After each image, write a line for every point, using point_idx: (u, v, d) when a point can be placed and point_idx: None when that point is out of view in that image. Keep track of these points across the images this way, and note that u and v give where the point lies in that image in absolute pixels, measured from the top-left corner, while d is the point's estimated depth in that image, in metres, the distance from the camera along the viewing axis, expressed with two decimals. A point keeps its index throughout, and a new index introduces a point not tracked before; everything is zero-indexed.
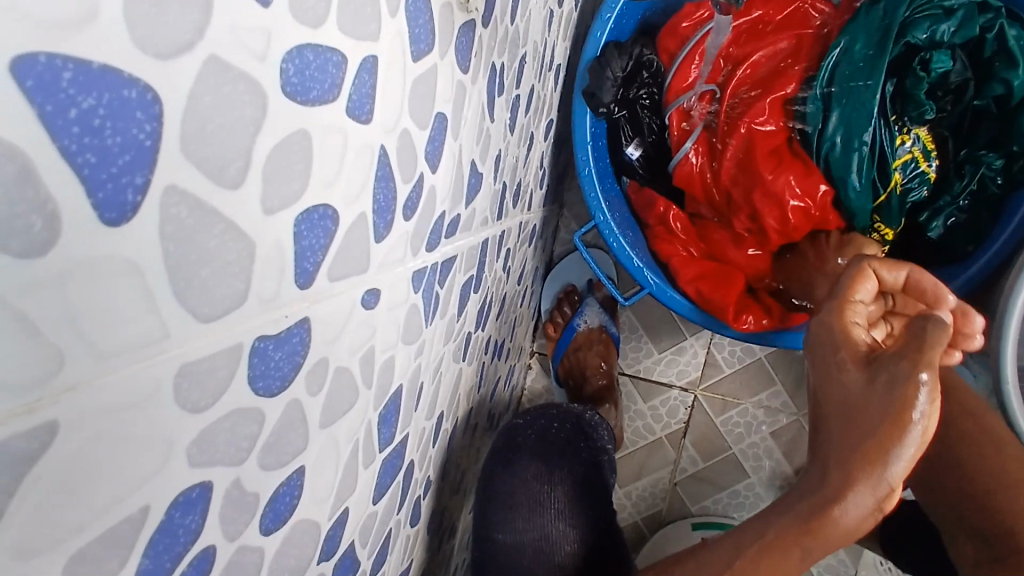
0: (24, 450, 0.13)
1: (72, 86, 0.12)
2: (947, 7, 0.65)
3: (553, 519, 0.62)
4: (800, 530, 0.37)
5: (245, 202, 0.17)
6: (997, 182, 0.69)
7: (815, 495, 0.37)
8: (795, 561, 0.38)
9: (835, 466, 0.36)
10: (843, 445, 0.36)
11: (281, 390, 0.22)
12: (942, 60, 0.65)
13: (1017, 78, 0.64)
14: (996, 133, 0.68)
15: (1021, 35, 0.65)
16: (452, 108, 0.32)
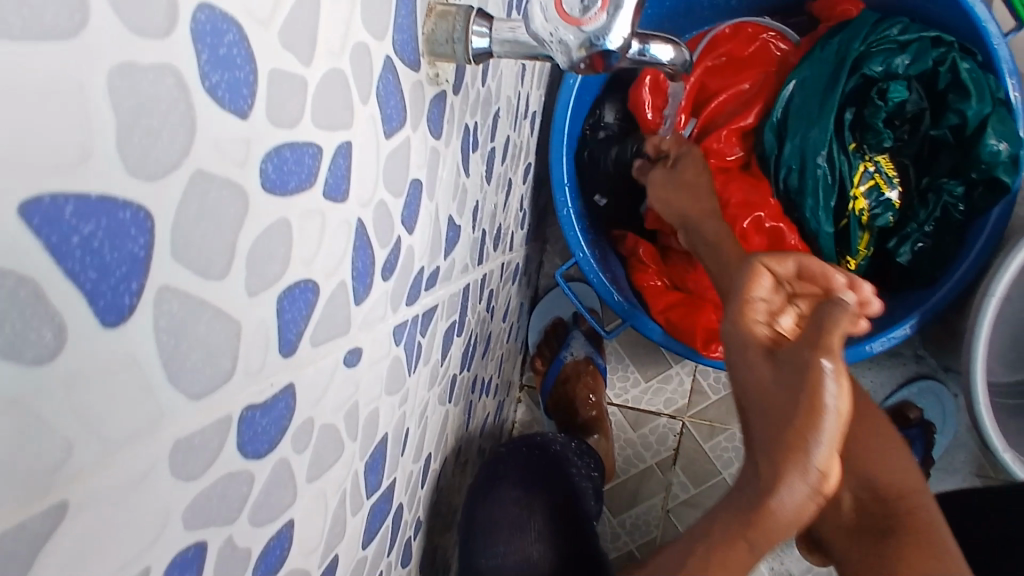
0: (39, 531, 0.15)
1: (74, 216, 0.14)
2: (901, 41, 0.69)
3: (532, 542, 0.61)
4: (741, 525, 0.36)
5: (230, 289, 0.20)
6: (959, 210, 0.70)
7: (750, 491, 0.36)
8: (743, 561, 0.37)
9: (764, 463, 0.35)
10: (766, 442, 0.35)
11: (268, 451, 0.23)
12: (898, 90, 0.68)
13: (971, 109, 0.67)
14: (955, 160, 0.70)
15: (972, 67, 0.67)
16: (426, 173, 0.35)
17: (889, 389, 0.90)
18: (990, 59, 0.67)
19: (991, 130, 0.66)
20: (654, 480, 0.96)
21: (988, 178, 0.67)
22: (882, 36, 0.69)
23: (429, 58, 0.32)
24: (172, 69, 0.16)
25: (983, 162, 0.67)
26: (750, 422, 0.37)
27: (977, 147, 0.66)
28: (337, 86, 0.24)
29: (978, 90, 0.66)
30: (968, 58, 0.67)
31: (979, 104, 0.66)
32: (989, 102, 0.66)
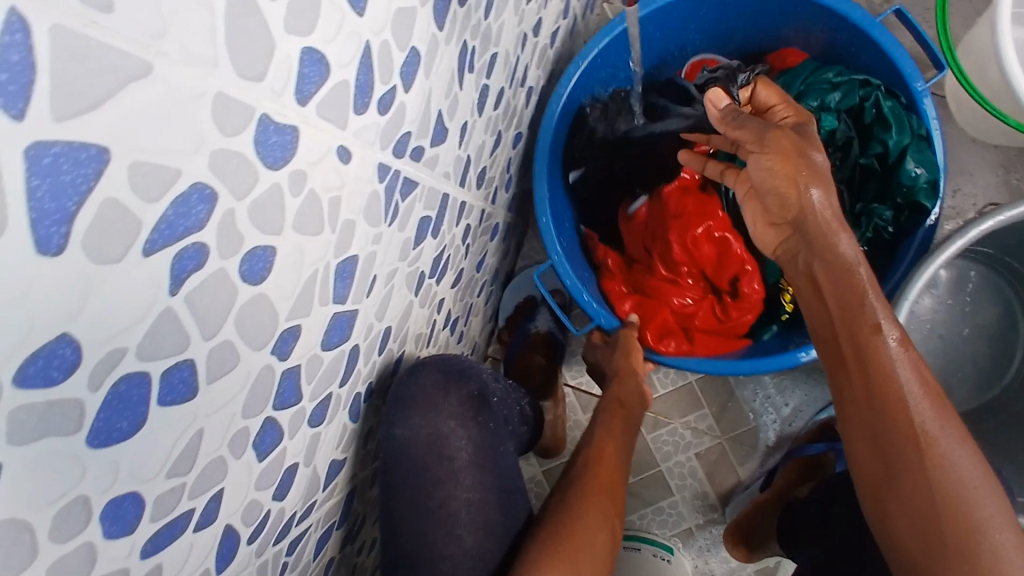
0: (134, 71, 0.22)
1: None
2: (835, 82, 0.85)
3: (444, 420, 0.69)
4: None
5: (275, 13, 0.28)
6: (888, 229, 0.84)
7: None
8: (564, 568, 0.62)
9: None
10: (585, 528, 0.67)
11: (283, 164, 0.32)
12: (828, 120, 0.85)
13: (892, 139, 0.81)
14: (881, 186, 0.83)
15: (893, 105, 0.81)
16: (425, 50, 0.44)
17: (821, 405, 0.97)
18: (911, 101, 0.81)
19: (910, 157, 0.79)
20: None
21: (911, 199, 0.80)
22: (820, 79, 0.86)
23: None
24: None
25: (906, 186, 0.80)
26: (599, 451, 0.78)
27: (900, 173, 0.80)
28: None
29: (897, 123, 0.80)
30: (892, 99, 0.82)
31: (898, 134, 0.80)
32: (907, 134, 0.80)
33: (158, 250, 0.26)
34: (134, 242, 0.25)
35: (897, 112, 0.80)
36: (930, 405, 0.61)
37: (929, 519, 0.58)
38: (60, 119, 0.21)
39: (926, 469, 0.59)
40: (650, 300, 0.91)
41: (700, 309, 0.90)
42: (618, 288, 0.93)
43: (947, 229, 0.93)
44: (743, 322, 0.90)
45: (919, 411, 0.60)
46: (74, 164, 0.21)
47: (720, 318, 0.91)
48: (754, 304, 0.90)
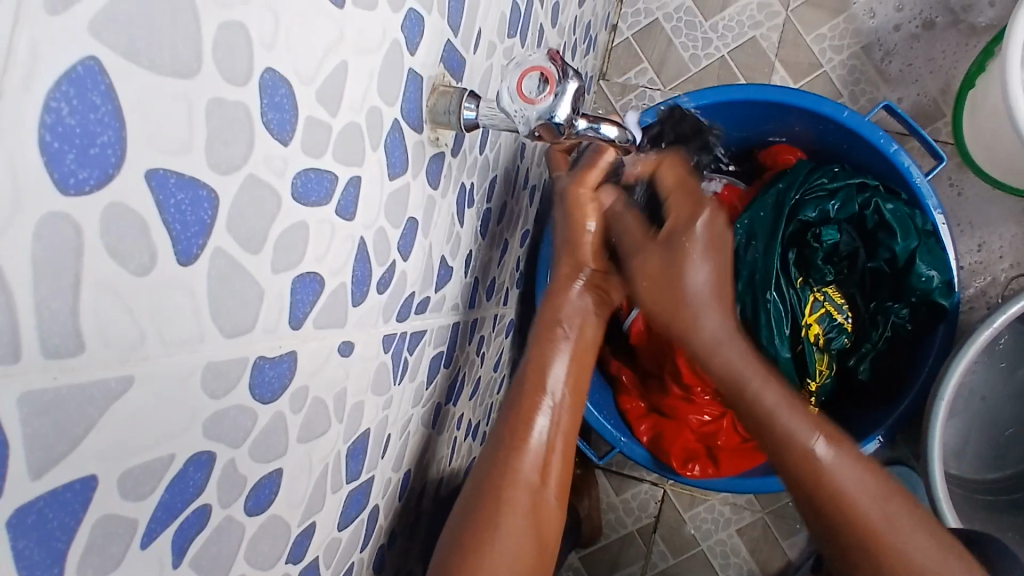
0: (115, 389, 0.22)
1: (174, 183, 0.22)
2: (829, 189, 0.76)
3: None
4: (499, 498, 0.55)
5: (260, 262, 0.27)
6: (909, 328, 0.75)
7: (518, 499, 0.56)
8: (502, 496, 0.55)
9: (506, 510, 0.55)
10: (504, 438, 0.58)
11: (281, 392, 0.31)
12: (829, 234, 0.75)
13: (898, 245, 0.73)
14: (893, 287, 0.75)
15: (896, 207, 0.73)
16: (421, 214, 0.43)
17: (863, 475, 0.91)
18: (914, 197, 0.73)
19: (921, 261, 0.72)
20: (635, 548, 0.98)
21: (927, 300, 0.72)
22: (813, 185, 0.76)
23: (431, 124, 0.41)
24: (242, 106, 0.24)
25: (919, 289, 0.72)
26: (548, 360, 0.62)
27: (911, 276, 0.72)
28: (354, 134, 0.32)
29: (903, 229, 0.72)
30: (893, 199, 0.74)
31: (904, 241, 0.72)
32: (914, 237, 0.72)
33: (156, 537, 0.25)
34: (130, 542, 0.24)
35: (899, 215, 0.72)
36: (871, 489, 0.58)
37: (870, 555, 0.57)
38: (39, 474, 0.20)
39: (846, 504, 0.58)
40: (670, 424, 0.78)
41: (721, 428, 0.77)
42: (635, 408, 0.81)
43: (975, 286, 0.89)
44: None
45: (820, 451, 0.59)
46: (59, 508, 0.21)
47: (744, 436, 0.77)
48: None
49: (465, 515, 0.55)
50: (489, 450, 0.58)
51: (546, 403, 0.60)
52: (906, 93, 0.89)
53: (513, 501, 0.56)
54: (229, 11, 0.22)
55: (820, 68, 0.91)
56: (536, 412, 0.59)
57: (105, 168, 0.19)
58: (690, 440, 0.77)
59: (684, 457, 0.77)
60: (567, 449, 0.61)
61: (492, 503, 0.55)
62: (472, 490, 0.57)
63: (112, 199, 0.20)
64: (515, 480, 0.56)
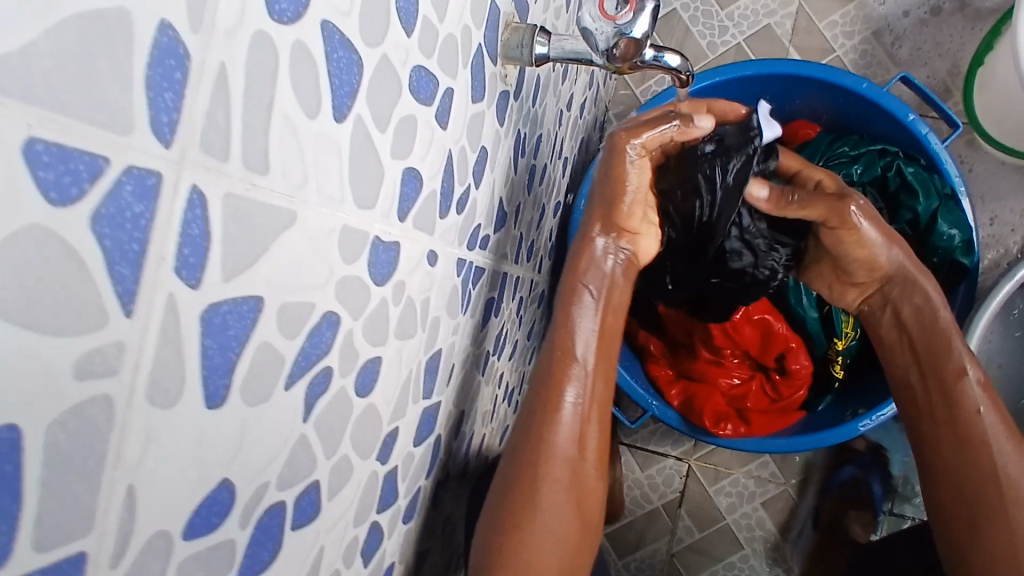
0: (284, 221, 0.24)
1: (338, 41, 0.25)
2: (853, 155, 0.80)
3: None
4: (534, 475, 0.57)
5: (384, 142, 0.30)
6: None
7: (554, 472, 0.57)
8: (537, 473, 0.57)
9: (543, 486, 0.56)
10: (534, 414, 0.58)
11: (387, 279, 0.33)
12: None
13: (920, 206, 0.75)
14: (916, 249, 0.77)
15: (916, 170, 0.76)
16: (490, 147, 0.46)
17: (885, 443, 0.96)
18: (933, 162, 0.76)
19: (942, 220, 0.74)
20: (660, 523, 1.00)
21: (949, 260, 0.75)
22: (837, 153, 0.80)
23: (503, 59, 0.44)
24: None
25: (941, 249, 0.75)
26: (574, 325, 0.60)
27: (933, 236, 0.75)
28: (451, 46, 0.35)
29: (925, 191, 0.75)
30: (913, 163, 0.77)
31: (926, 201, 0.75)
32: (935, 198, 0.74)
33: (296, 382, 0.27)
34: (278, 379, 0.26)
35: (920, 177, 0.75)
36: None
37: (970, 526, 0.58)
38: (229, 278, 0.22)
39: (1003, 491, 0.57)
40: (701, 387, 0.80)
41: (749, 390, 0.80)
42: (666, 375, 0.83)
43: (988, 258, 0.92)
44: (796, 400, 0.80)
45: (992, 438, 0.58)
46: (236, 319, 0.23)
47: (772, 398, 0.80)
48: (805, 381, 0.80)
49: (507, 490, 0.57)
50: (522, 423, 0.59)
51: (579, 370, 0.59)
52: (916, 75, 0.94)
53: (549, 473, 0.57)
54: None
55: (833, 53, 0.96)
56: (564, 384, 0.58)
57: (297, 9, 0.22)
58: (721, 401, 0.79)
59: (716, 416, 0.78)
60: (601, 417, 0.60)
61: (529, 477, 0.56)
62: (508, 466, 0.58)
63: (299, 38, 0.22)
64: (552, 452, 0.57)
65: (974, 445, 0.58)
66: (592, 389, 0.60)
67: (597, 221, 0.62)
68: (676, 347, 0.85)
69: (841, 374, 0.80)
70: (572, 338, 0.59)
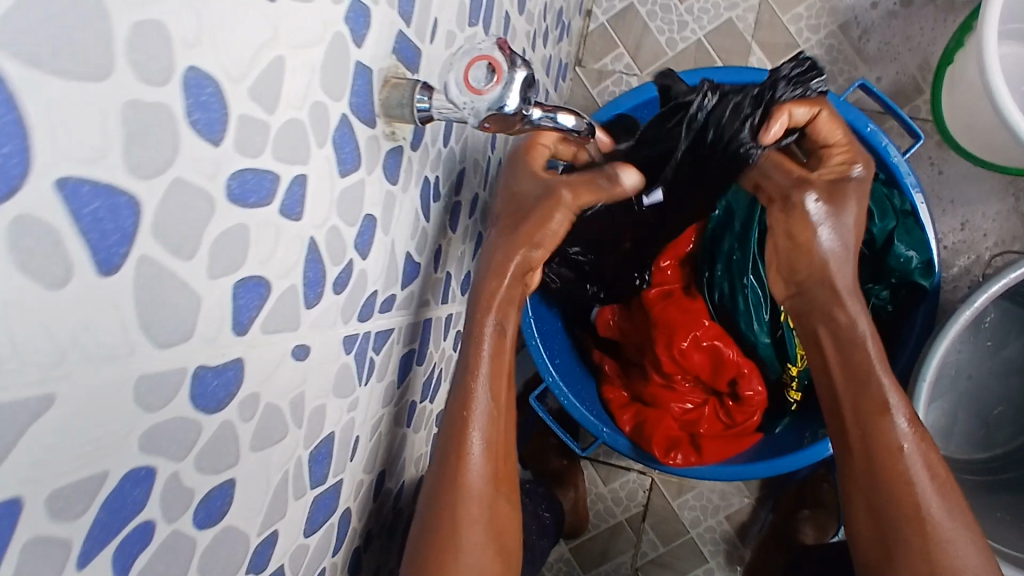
0: (34, 408, 0.21)
1: (90, 192, 0.21)
2: None
3: None
4: (448, 521, 0.53)
5: (195, 269, 0.26)
6: (889, 310, 0.77)
7: (469, 514, 0.53)
8: (452, 516, 0.53)
9: (460, 529, 0.53)
10: (443, 456, 0.54)
11: (225, 405, 0.30)
12: None
13: (876, 226, 0.73)
14: (874, 267, 0.76)
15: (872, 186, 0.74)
16: (380, 211, 0.42)
17: None
18: (891, 176, 0.73)
19: (899, 241, 0.72)
20: (624, 537, 0.98)
21: (907, 280, 0.73)
22: None
23: (385, 118, 0.40)
24: (164, 106, 0.23)
25: (898, 269, 0.73)
26: (477, 355, 0.56)
27: (890, 257, 0.73)
28: (297, 131, 0.31)
29: (880, 210, 0.73)
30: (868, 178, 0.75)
31: (882, 222, 0.73)
32: (892, 217, 0.72)
33: (94, 556, 0.24)
34: (65, 563, 0.23)
35: (877, 196, 0.73)
36: (943, 508, 0.55)
37: (883, 561, 0.56)
38: None
39: (923, 524, 0.55)
40: (652, 413, 0.78)
41: (702, 415, 0.78)
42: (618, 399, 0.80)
43: (960, 265, 0.88)
44: (751, 425, 0.78)
45: (914, 474, 0.56)
46: None
47: (725, 423, 0.78)
48: (760, 405, 0.78)
49: (423, 541, 0.52)
50: (433, 466, 0.55)
51: (483, 414, 0.55)
52: (885, 72, 0.89)
53: (466, 515, 0.53)
54: (145, 10, 0.21)
55: (798, 48, 0.90)
56: (470, 421, 0.54)
57: (8, 180, 0.18)
58: (673, 427, 0.77)
59: (666, 445, 0.75)
60: (510, 448, 0.57)
61: (444, 521, 0.52)
62: (422, 515, 0.53)
63: (18, 211, 0.19)
64: (463, 499, 0.53)
65: (897, 479, 0.56)
66: (500, 420, 0.57)
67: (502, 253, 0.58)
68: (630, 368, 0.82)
69: (797, 398, 0.78)
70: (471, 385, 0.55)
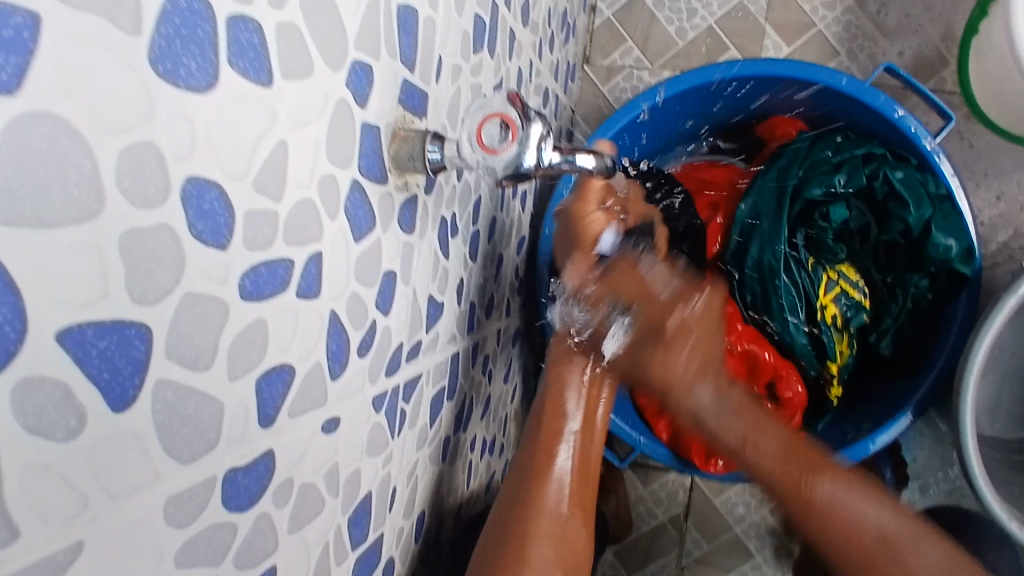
0: (60, 562, 0.20)
1: (94, 335, 0.20)
2: (835, 162, 0.75)
3: None
4: (520, 534, 0.59)
5: (214, 376, 0.25)
6: (929, 298, 0.73)
7: (552, 518, 0.62)
8: (525, 525, 0.60)
9: (533, 545, 0.59)
10: (535, 457, 0.65)
11: (251, 504, 0.29)
12: (838, 212, 0.74)
13: (911, 216, 0.71)
14: (910, 257, 0.74)
15: (905, 175, 0.71)
16: (399, 264, 0.41)
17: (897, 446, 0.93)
18: (924, 160, 0.72)
19: (936, 230, 0.70)
20: (668, 538, 0.97)
21: (947, 269, 0.70)
22: (818, 159, 0.75)
23: (396, 172, 0.38)
24: (165, 226, 0.22)
25: (937, 258, 0.71)
26: (565, 377, 0.71)
27: (928, 246, 0.71)
28: (308, 211, 0.30)
29: (915, 198, 0.71)
30: (901, 166, 0.72)
31: (917, 211, 0.71)
32: (927, 206, 0.70)
33: None
34: None
35: (910, 182, 0.71)
36: (900, 529, 0.64)
37: (851, 539, 0.64)
38: None
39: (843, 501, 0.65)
40: (691, 420, 0.77)
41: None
42: (652, 406, 0.79)
43: (999, 240, 0.86)
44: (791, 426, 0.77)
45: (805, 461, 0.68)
46: None
47: None
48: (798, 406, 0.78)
49: (495, 555, 0.57)
50: (516, 473, 0.65)
51: (566, 427, 0.68)
52: (907, 45, 0.86)
53: (540, 526, 0.60)
54: (131, 133, 0.20)
55: (814, 27, 0.88)
56: (561, 432, 0.67)
57: (6, 348, 0.17)
58: None
59: (705, 451, 0.75)
60: (589, 462, 0.70)
61: (518, 549, 0.58)
62: (494, 524, 0.60)
63: (21, 374, 0.18)
64: (538, 512, 0.61)
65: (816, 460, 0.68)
66: (588, 430, 0.70)
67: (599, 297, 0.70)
68: None
69: (839, 395, 0.77)
70: (564, 399, 0.70)
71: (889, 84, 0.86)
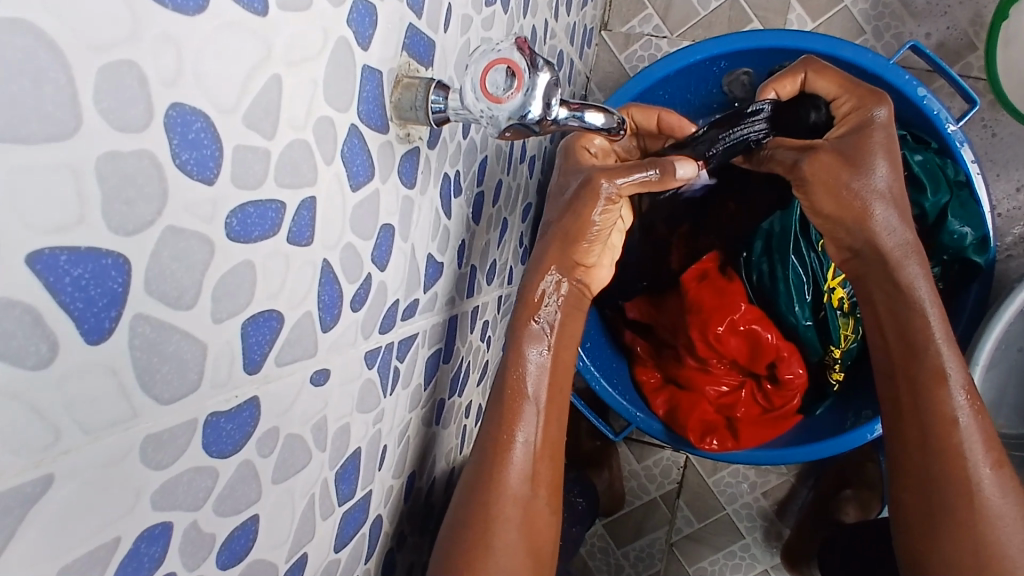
0: (30, 493, 0.20)
1: (66, 261, 0.19)
2: None
3: None
4: (483, 514, 0.51)
5: (198, 316, 0.25)
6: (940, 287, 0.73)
7: (512, 502, 0.52)
8: (485, 507, 0.51)
9: (491, 531, 0.51)
10: (488, 438, 0.53)
11: (234, 451, 0.28)
12: None
13: (927, 201, 0.69)
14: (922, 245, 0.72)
15: (925, 158, 0.70)
16: (398, 218, 0.40)
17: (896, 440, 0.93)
18: (946, 145, 0.70)
19: (952, 216, 0.69)
20: (658, 514, 0.97)
21: (960, 258, 0.70)
22: None
23: (399, 121, 0.37)
24: (146, 152, 0.21)
25: (951, 246, 0.70)
26: (522, 348, 0.55)
27: (942, 233, 0.69)
28: (303, 153, 0.29)
29: (933, 182, 0.69)
30: (922, 149, 0.71)
31: (935, 195, 0.69)
32: (945, 192, 0.69)
33: None
34: None
35: (929, 166, 0.69)
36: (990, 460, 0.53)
37: (926, 526, 0.53)
38: None
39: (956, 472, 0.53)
40: (689, 397, 0.76)
41: (739, 399, 0.76)
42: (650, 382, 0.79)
43: (1015, 234, 0.84)
44: (791, 408, 0.76)
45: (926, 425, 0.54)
46: None
47: (764, 407, 0.77)
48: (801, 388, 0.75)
49: (459, 536, 0.51)
50: (476, 452, 0.54)
51: (530, 409, 0.54)
52: (935, 27, 0.83)
53: (500, 512, 0.51)
54: (112, 51, 0.19)
55: (841, 3, 0.85)
56: (519, 410, 0.53)
57: None
58: (709, 412, 0.76)
59: (700, 429, 0.74)
60: (557, 451, 0.55)
61: (486, 526, 0.51)
62: (459, 504, 0.53)
63: None
64: (500, 495, 0.52)
65: (929, 437, 0.54)
66: (553, 407, 0.55)
67: (556, 256, 0.57)
68: (664, 351, 0.80)
69: (840, 378, 0.77)
70: (522, 377, 0.54)
71: (915, 66, 0.84)
